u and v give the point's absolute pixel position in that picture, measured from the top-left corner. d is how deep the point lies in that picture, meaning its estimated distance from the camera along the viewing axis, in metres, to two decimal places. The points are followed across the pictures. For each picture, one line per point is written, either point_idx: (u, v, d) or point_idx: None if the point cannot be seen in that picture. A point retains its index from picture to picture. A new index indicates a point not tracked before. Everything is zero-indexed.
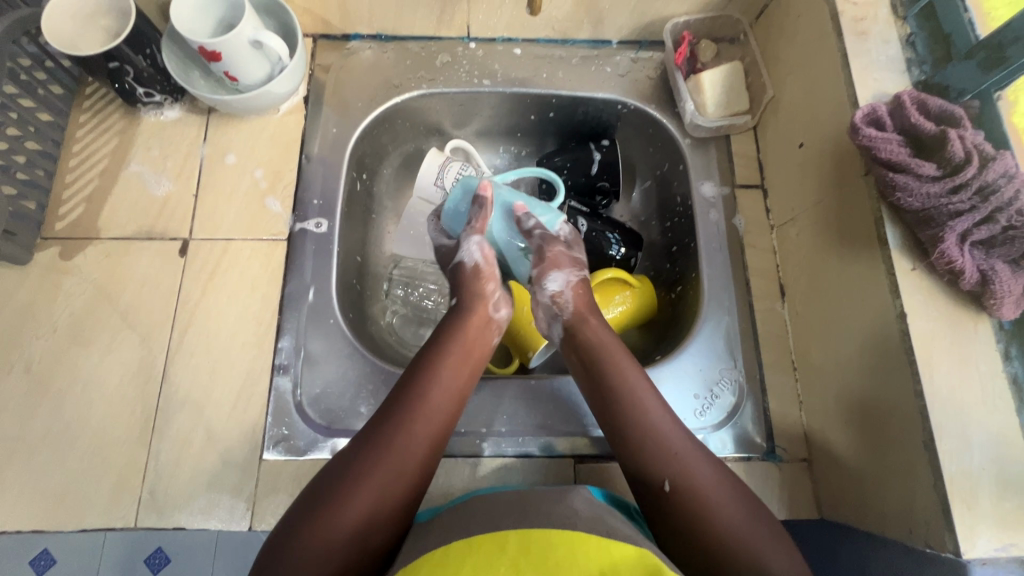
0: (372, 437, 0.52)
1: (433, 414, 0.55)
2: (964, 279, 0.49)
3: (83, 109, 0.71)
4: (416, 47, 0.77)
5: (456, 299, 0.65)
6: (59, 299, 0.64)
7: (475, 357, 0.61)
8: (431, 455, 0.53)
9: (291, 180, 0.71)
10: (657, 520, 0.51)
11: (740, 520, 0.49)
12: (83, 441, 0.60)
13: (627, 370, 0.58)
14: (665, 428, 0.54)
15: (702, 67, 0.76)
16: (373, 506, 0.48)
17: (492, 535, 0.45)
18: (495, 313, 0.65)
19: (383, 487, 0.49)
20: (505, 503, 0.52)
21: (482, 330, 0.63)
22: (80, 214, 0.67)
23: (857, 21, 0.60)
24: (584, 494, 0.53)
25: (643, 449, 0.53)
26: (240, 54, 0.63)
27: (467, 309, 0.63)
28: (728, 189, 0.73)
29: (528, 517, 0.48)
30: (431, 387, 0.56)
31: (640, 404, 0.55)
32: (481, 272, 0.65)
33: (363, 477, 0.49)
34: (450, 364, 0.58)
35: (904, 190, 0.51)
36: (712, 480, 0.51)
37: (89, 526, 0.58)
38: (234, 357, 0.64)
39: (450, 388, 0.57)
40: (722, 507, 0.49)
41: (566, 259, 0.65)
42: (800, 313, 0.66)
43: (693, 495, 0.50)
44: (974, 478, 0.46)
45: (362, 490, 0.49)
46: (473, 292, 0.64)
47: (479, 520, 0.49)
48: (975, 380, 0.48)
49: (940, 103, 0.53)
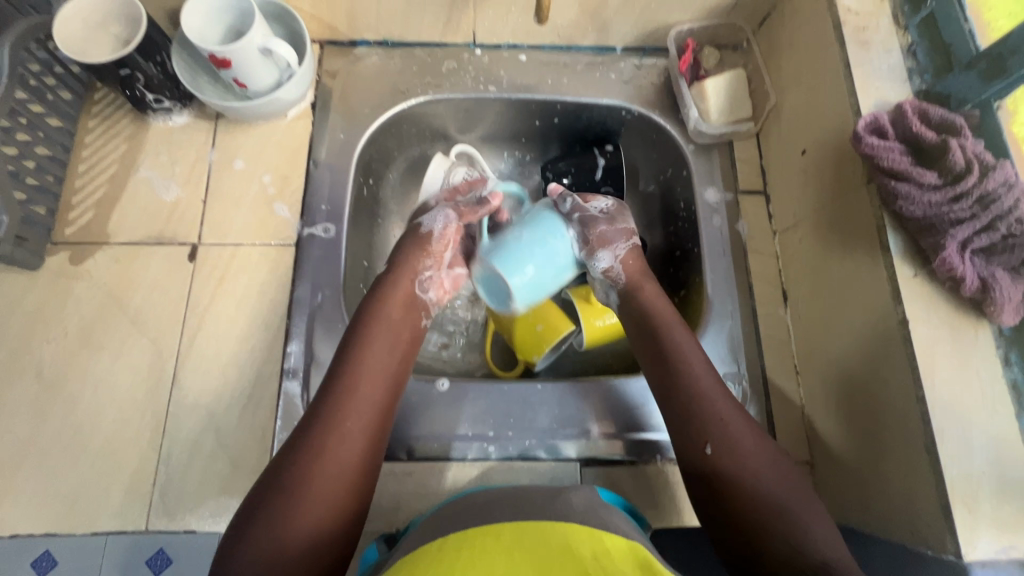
0: (306, 434, 0.52)
1: (366, 401, 0.55)
2: (965, 286, 0.50)
3: (92, 115, 0.72)
4: (423, 54, 0.78)
5: (385, 278, 0.64)
6: (70, 304, 0.65)
7: (402, 340, 0.61)
8: (371, 440, 0.54)
9: (299, 186, 0.71)
10: (699, 483, 0.53)
11: (778, 484, 0.51)
12: (94, 445, 0.61)
13: (681, 339, 0.60)
14: (716, 395, 0.56)
15: (705, 74, 0.77)
16: (318, 503, 0.49)
17: (488, 529, 0.46)
18: (423, 295, 0.65)
19: (328, 481, 0.50)
20: (502, 502, 0.52)
21: (407, 312, 0.63)
22: (90, 219, 0.68)
23: (859, 31, 0.61)
24: (581, 493, 0.54)
25: (695, 415, 0.55)
26: (249, 61, 0.64)
27: (390, 292, 0.63)
28: (731, 195, 0.74)
29: (527, 510, 0.49)
30: (359, 375, 0.56)
31: (694, 372, 0.57)
32: (426, 242, 0.66)
33: (302, 475, 0.49)
34: (381, 344, 0.59)
35: (906, 198, 0.52)
36: (756, 446, 0.53)
37: (100, 529, 0.58)
38: (244, 361, 0.64)
39: (380, 373, 0.57)
40: (763, 472, 0.52)
41: (615, 236, 0.64)
42: (802, 318, 0.67)
43: (737, 460, 0.52)
44: (974, 481, 0.47)
45: (305, 489, 0.49)
46: (402, 272, 0.64)
47: (478, 514, 0.50)
48: (975, 385, 0.49)
49: (941, 112, 0.54)
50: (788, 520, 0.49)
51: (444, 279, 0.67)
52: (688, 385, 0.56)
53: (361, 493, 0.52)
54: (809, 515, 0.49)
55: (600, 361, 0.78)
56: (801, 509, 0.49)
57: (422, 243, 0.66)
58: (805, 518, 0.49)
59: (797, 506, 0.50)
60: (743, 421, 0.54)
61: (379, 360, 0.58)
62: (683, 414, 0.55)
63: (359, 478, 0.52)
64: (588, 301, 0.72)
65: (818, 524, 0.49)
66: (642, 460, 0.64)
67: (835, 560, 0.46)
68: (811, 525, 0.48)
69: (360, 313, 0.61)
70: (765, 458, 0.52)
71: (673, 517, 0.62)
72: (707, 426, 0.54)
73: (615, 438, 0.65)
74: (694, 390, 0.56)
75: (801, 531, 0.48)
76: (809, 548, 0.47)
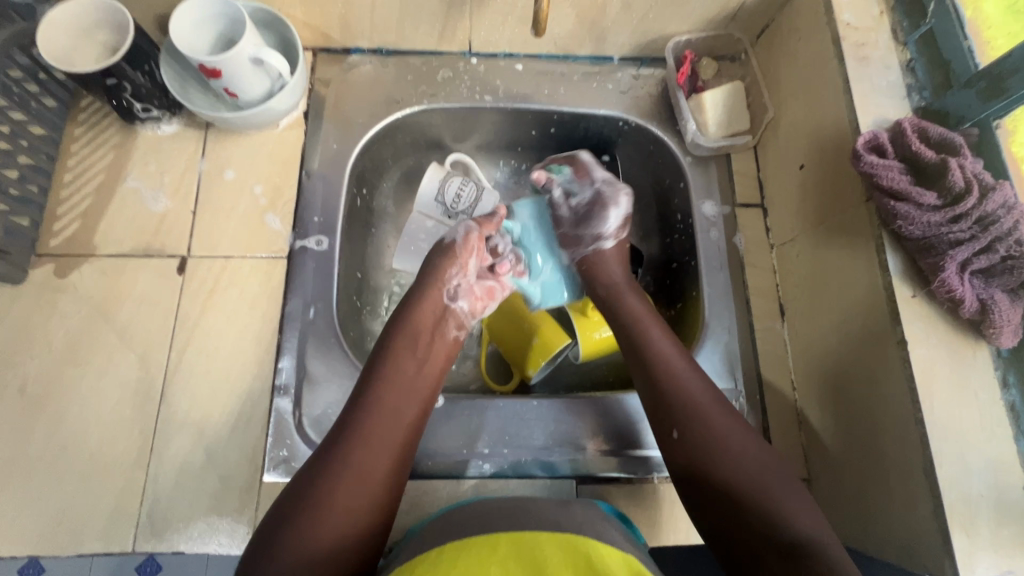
0: (339, 441, 0.52)
1: (397, 411, 0.56)
2: (964, 308, 0.50)
3: (78, 123, 0.70)
4: (417, 62, 0.77)
5: (415, 285, 0.64)
6: (54, 318, 0.63)
7: (435, 354, 0.62)
8: (403, 451, 0.54)
9: (291, 197, 0.70)
10: (677, 469, 0.54)
11: (753, 464, 0.51)
12: (80, 464, 0.59)
13: (653, 329, 0.62)
14: (688, 380, 0.57)
15: (703, 85, 0.77)
16: (349, 508, 0.48)
17: (484, 537, 0.45)
18: (452, 304, 0.65)
19: (359, 485, 0.50)
20: (500, 508, 0.52)
21: (436, 324, 0.63)
22: (75, 230, 0.66)
23: (858, 46, 0.60)
24: (578, 502, 0.54)
25: (666, 401, 0.57)
26: (240, 71, 0.62)
27: (421, 303, 0.63)
28: (728, 208, 0.74)
29: (529, 518, 0.49)
30: (392, 385, 0.57)
31: (666, 358, 0.59)
32: (455, 250, 0.65)
33: (334, 479, 0.49)
34: (410, 349, 0.60)
35: (905, 219, 0.51)
36: (730, 427, 0.54)
37: (86, 551, 0.57)
38: (234, 377, 0.63)
39: (414, 385, 0.58)
40: (738, 452, 0.52)
41: (585, 231, 0.68)
42: (799, 333, 0.66)
43: (711, 441, 0.53)
44: (973, 504, 0.47)
45: (336, 493, 0.49)
46: (431, 281, 0.64)
47: (476, 520, 0.49)
48: (974, 407, 0.49)
49: (940, 130, 0.53)
50: (763, 498, 0.49)
51: (474, 287, 0.66)
52: (660, 373, 0.58)
53: (390, 503, 0.52)
54: (786, 494, 0.49)
55: (595, 375, 0.77)
56: (780, 488, 0.50)
57: (447, 252, 0.65)
58: (781, 497, 0.49)
59: (775, 485, 0.50)
60: (717, 403, 0.56)
61: (411, 372, 0.59)
62: (656, 401, 0.57)
63: (390, 486, 0.52)
64: (584, 314, 0.72)
65: (796, 501, 0.49)
66: (638, 477, 0.63)
67: (812, 537, 0.46)
68: (789, 503, 0.49)
69: (391, 324, 0.62)
70: (742, 439, 0.53)
71: (669, 536, 0.62)
72: (678, 411, 0.56)
73: (610, 455, 0.64)
74: (665, 375, 0.58)
75: (779, 509, 0.48)
76: (786, 526, 0.47)
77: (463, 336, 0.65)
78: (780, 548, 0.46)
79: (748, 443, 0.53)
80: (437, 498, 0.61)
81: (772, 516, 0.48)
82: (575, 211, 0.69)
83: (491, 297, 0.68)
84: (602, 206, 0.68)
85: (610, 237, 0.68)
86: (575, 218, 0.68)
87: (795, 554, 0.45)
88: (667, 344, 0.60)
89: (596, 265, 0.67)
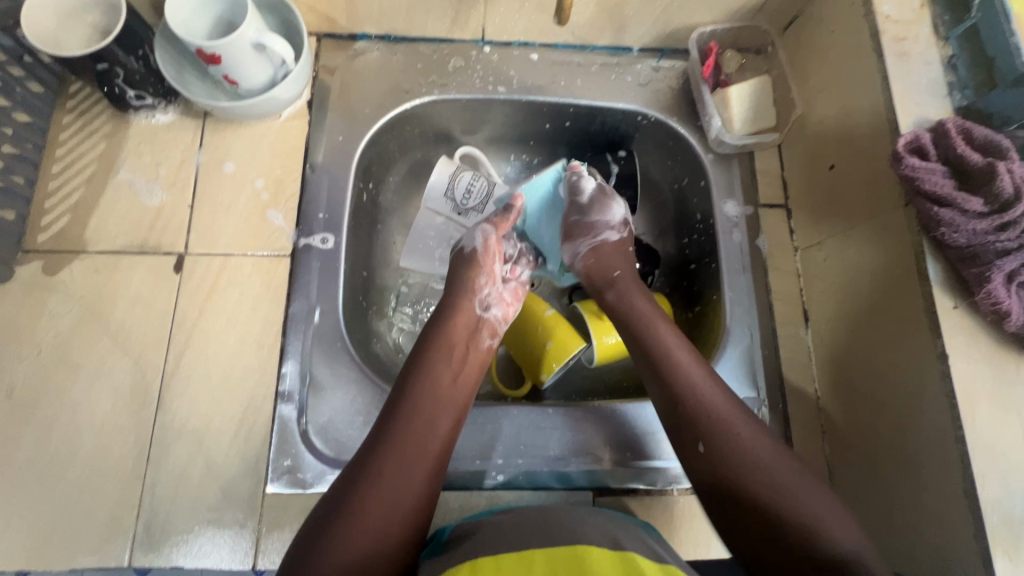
0: (372, 454, 0.49)
1: (429, 427, 0.52)
2: (1010, 321, 0.47)
3: (67, 110, 0.66)
4: (428, 50, 0.73)
5: (446, 296, 0.63)
6: (43, 319, 0.60)
7: (470, 364, 0.58)
8: (437, 466, 0.51)
9: (294, 191, 0.66)
10: (703, 481, 0.51)
11: (780, 473, 0.49)
12: (71, 473, 0.56)
13: (665, 334, 0.59)
14: (707, 389, 0.54)
15: (727, 79, 0.73)
16: (382, 525, 0.46)
17: (519, 556, 0.43)
18: (486, 313, 0.63)
19: (392, 500, 0.47)
20: (531, 518, 0.49)
21: (470, 335, 0.60)
22: (65, 225, 0.63)
23: (898, 41, 0.57)
24: (603, 514, 0.51)
25: (683, 408, 0.53)
26: (241, 58, 0.58)
27: (454, 315, 0.60)
28: (751, 209, 0.71)
29: (575, 530, 0.46)
30: (426, 396, 0.53)
31: (676, 361, 0.56)
32: (479, 261, 0.64)
33: (370, 492, 0.47)
34: (441, 360, 0.56)
35: (949, 226, 0.49)
36: (753, 439, 0.51)
37: (79, 565, 0.54)
38: (235, 382, 0.60)
39: (448, 396, 0.55)
40: (764, 466, 0.49)
41: (593, 220, 0.67)
42: (825, 341, 0.64)
43: (735, 450, 0.50)
44: (1017, 527, 0.45)
45: (371, 506, 0.46)
46: (462, 294, 0.62)
47: (504, 537, 0.47)
48: (1017, 425, 0.47)
49: (985, 132, 0.50)
50: (796, 509, 0.46)
51: (503, 294, 0.65)
52: (679, 384, 0.54)
53: (423, 519, 0.49)
54: (817, 503, 0.47)
55: (609, 379, 0.74)
56: (804, 493, 0.47)
57: (469, 263, 0.64)
58: (815, 507, 0.46)
59: (806, 494, 0.47)
60: (743, 414, 0.53)
61: (446, 382, 0.55)
62: (675, 410, 0.54)
63: (423, 503, 0.49)
64: (599, 317, 0.68)
65: (831, 514, 0.46)
66: (657, 490, 0.61)
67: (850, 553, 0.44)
68: (823, 513, 0.46)
69: (423, 336, 0.59)
70: (768, 451, 0.50)
71: (689, 549, 0.59)
72: (701, 421, 0.52)
73: (629, 466, 0.61)
74: (684, 389, 0.54)
75: (815, 525, 0.45)
76: (824, 543, 0.45)
77: (496, 344, 0.63)
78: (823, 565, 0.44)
79: (773, 453, 0.50)
80: (449, 514, 0.60)
81: (803, 525, 0.45)
82: (584, 201, 0.67)
83: (519, 298, 0.67)
84: (606, 196, 0.68)
85: (615, 229, 0.68)
86: (587, 205, 0.67)
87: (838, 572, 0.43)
88: (683, 350, 0.57)
89: (597, 258, 0.66)
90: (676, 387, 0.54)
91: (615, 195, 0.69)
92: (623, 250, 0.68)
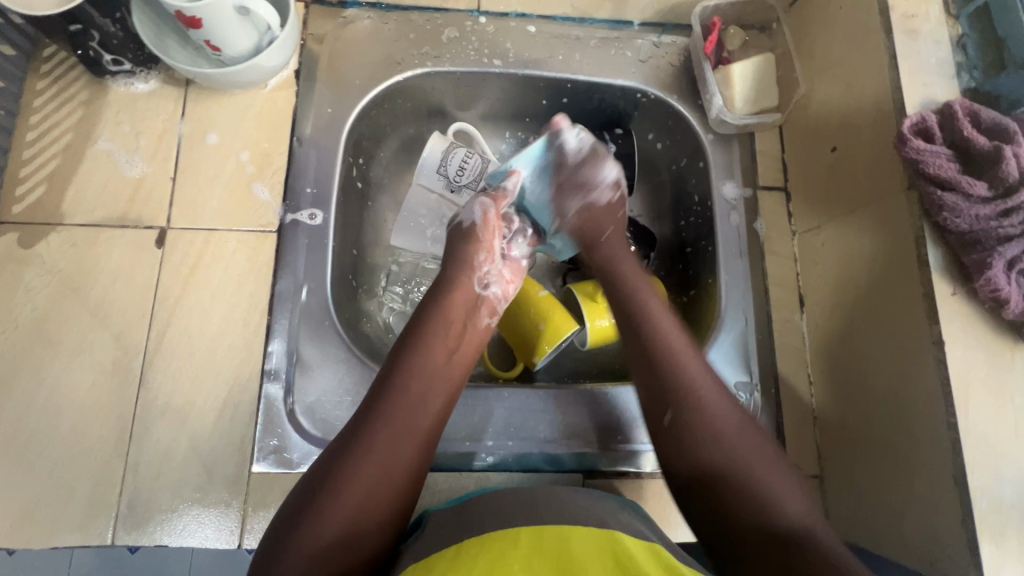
0: (359, 432, 0.48)
1: (420, 404, 0.51)
2: (1009, 308, 0.47)
3: (41, 75, 0.63)
4: (421, 20, 0.70)
5: (445, 273, 0.60)
6: (20, 292, 0.58)
7: (466, 343, 0.57)
8: (426, 445, 0.50)
9: (280, 164, 0.64)
10: (662, 454, 0.51)
11: (749, 459, 0.48)
12: (53, 450, 0.55)
13: (652, 303, 0.58)
14: (686, 360, 0.53)
15: (729, 57, 0.71)
16: (363, 504, 0.45)
17: (505, 534, 0.42)
18: (484, 292, 0.61)
19: (378, 474, 0.46)
20: (514, 498, 0.48)
21: (468, 314, 0.58)
22: (41, 196, 0.60)
23: (907, 18, 0.55)
24: (590, 494, 0.51)
25: (664, 375, 0.53)
26: (223, 23, 0.56)
27: (454, 291, 0.58)
28: (750, 191, 0.69)
29: (562, 512, 0.45)
30: (419, 374, 0.52)
31: (661, 335, 0.55)
32: (480, 232, 0.62)
33: (354, 467, 0.46)
34: (435, 337, 0.54)
35: (952, 211, 0.48)
36: (724, 413, 0.50)
37: (61, 543, 0.53)
38: (220, 360, 0.59)
39: (442, 373, 0.53)
40: (730, 442, 0.48)
41: (580, 180, 0.65)
42: (819, 326, 0.63)
43: (702, 429, 0.49)
44: (1004, 513, 0.45)
45: (353, 490, 0.45)
46: (462, 269, 0.60)
47: (493, 515, 0.46)
48: (1008, 412, 0.47)
49: (992, 114, 0.49)
50: (758, 496, 0.45)
51: (503, 271, 0.63)
52: (663, 352, 0.54)
53: (407, 495, 0.48)
54: (776, 479, 0.47)
55: (602, 361, 0.74)
56: (770, 478, 0.47)
57: (468, 237, 0.62)
58: (772, 480, 0.46)
59: (765, 468, 0.47)
60: (711, 380, 0.52)
61: (440, 361, 0.54)
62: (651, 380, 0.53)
63: (409, 480, 0.48)
64: (593, 299, 0.67)
65: (789, 489, 0.46)
66: (646, 473, 0.61)
67: (805, 526, 0.44)
68: (780, 488, 0.46)
69: (418, 313, 0.57)
70: (738, 430, 0.49)
71: (680, 533, 0.59)
72: (678, 392, 0.51)
73: (621, 449, 0.61)
74: (667, 355, 0.53)
75: (768, 499, 0.45)
76: (778, 514, 0.45)
77: (494, 324, 0.61)
78: (773, 539, 0.43)
79: (744, 439, 0.49)
80: (438, 494, 0.59)
81: (762, 507, 0.45)
82: (572, 163, 0.65)
83: (518, 276, 0.65)
84: (595, 160, 0.66)
85: (607, 190, 0.66)
86: (575, 167, 0.65)
87: (783, 543, 0.43)
88: (670, 324, 0.56)
89: (588, 218, 0.66)
90: (655, 352, 0.54)
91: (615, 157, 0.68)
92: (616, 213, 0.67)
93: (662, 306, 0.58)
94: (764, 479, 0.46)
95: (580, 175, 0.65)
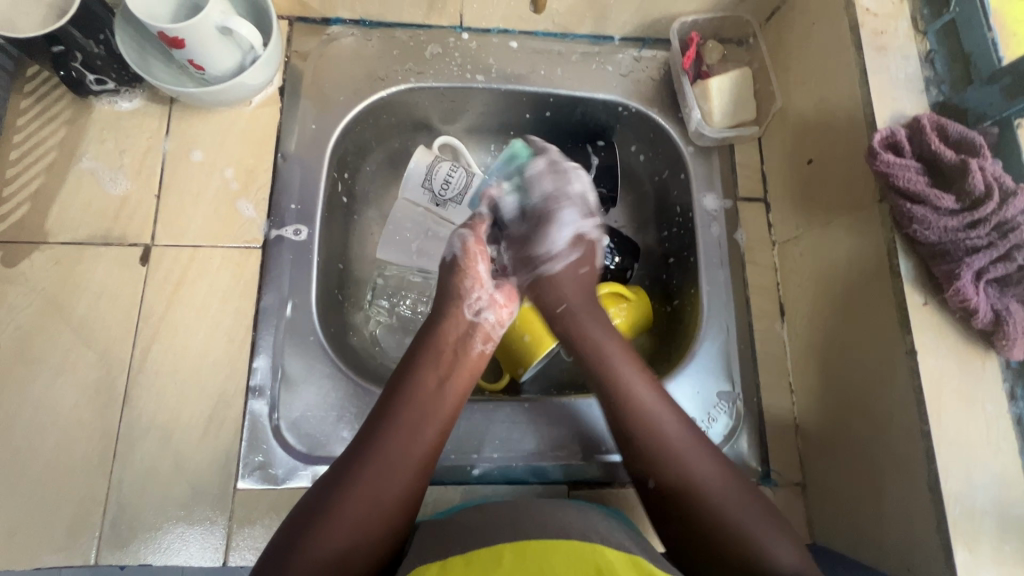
0: (350, 465, 0.48)
1: (412, 432, 0.51)
2: (978, 318, 0.48)
3: (25, 95, 0.63)
4: (404, 36, 0.71)
5: (434, 307, 0.61)
6: (3, 311, 0.58)
7: (460, 371, 0.57)
8: (420, 473, 0.50)
9: (265, 181, 0.65)
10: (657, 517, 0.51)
11: (739, 516, 0.48)
12: (35, 470, 0.55)
13: (620, 362, 0.57)
14: (661, 419, 0.53)
15: (708, 70, 0.73)
16: (352, 533, 0.45)
17: (489, 552, 0.42)
18: (478, 319, 0.60)
19: (367, 508, 0.46)
20: (497, 513, 0.49)
21: (460, 341, 0.58)
22: (24, 215, 0.60)
23: (876, 35, 0.57)
24: (577, 508, 0.51)
25: (639, 446, 0.53)
26: (205, 43, 0.57)
27: (443, 323, 0.59)
28: (730, 203, 0.70)
29: (546, 525, 0.46)
30: (410, 403, 0.52)
31: (632, 402, 0.54)
32: (462, 264, 0.61)
33: (342, 500, 0.46)
34: (425, 368, 0.55)
35: (921, 223, 0.49)
36: (708, 470, 0.51)
37: (42, 564, 0.53)
38: (205, 376, 0.59)
39: (434, 402, 0.53)
40: (719, 503, 0.49)
41: (532, 245, 0.64)
42: (799, 335, 0.64)
43: (684, 485, 0.50)
44: (977, 518, 0.46)
45: (342, 521, 0.45)
46: (449, 301, 0.60)
47: (475, 531, 0.46)
48: (980, 419, 0.48)
49: (960, 128, 0.50)
50: (744, 548, 0.47)
51: (495, 295, 0.62)
52: (634, 419, 0.53)
53: (397, 522, 0.47)
54: (763, 532, 0.47)
55: None
56: (757, 531, 0.47)
57: (452, 269, 0.62)
58: (760, 535, 0.47)
59: (752, 522, 0.48)
60: (678, 432, 0.53)
61: (431, 389, 0.54)
62: (627, 447, 0.53)
63: (401, 509, 0.48)
64: None
65: (773, 539, 0.47)
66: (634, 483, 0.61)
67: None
68: (769, 543, 0.47)
69: (412, 347, 0.58)
70: (723, 484, 0.50)
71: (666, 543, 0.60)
72: (653, 458, 0.52)
73: (604, 459, 0.62)
74: (637, 416, 0.53)
75: (759, 551, 0.46)
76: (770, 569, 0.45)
77: (490, 350, 0.60)
78: None
79: (729, 486, 0.50)
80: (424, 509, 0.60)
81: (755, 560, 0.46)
82: (526, 224, 0.65)
83: (514, 299, 0.63)
84: (546, 215, 0.65)
85: (561, 253, 0.64)
86: (525, 230, 0.65)
87: None
88: (640, 381, 0.55)
89: (542, 289, 0.63)
90: (627, 426, 0.53)
91: (576, 196, 0.66)
92: (580, 268, 0.64)
93: (622, 351, 0.58)
94: (749, 530, 0.47)
95: (531, 240, 0.64)
